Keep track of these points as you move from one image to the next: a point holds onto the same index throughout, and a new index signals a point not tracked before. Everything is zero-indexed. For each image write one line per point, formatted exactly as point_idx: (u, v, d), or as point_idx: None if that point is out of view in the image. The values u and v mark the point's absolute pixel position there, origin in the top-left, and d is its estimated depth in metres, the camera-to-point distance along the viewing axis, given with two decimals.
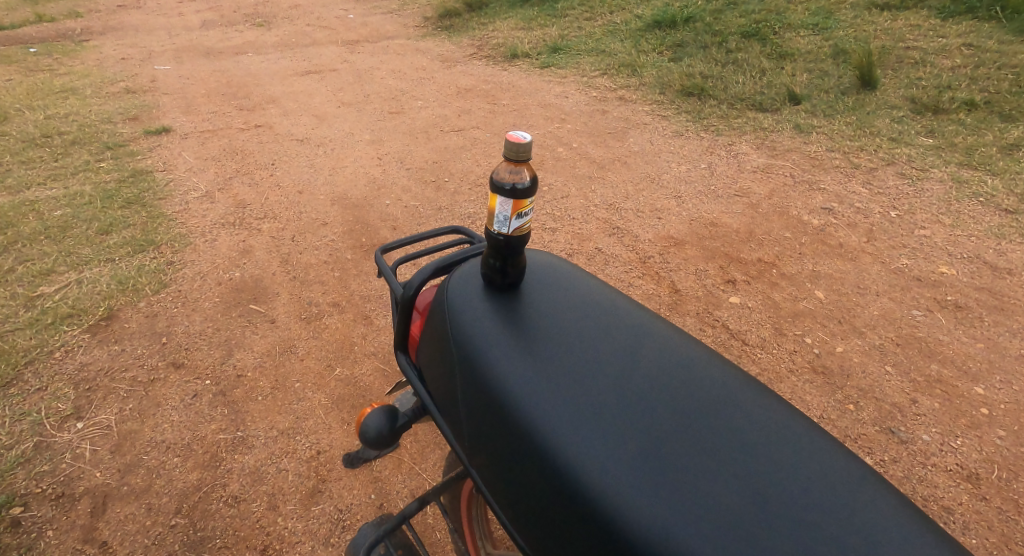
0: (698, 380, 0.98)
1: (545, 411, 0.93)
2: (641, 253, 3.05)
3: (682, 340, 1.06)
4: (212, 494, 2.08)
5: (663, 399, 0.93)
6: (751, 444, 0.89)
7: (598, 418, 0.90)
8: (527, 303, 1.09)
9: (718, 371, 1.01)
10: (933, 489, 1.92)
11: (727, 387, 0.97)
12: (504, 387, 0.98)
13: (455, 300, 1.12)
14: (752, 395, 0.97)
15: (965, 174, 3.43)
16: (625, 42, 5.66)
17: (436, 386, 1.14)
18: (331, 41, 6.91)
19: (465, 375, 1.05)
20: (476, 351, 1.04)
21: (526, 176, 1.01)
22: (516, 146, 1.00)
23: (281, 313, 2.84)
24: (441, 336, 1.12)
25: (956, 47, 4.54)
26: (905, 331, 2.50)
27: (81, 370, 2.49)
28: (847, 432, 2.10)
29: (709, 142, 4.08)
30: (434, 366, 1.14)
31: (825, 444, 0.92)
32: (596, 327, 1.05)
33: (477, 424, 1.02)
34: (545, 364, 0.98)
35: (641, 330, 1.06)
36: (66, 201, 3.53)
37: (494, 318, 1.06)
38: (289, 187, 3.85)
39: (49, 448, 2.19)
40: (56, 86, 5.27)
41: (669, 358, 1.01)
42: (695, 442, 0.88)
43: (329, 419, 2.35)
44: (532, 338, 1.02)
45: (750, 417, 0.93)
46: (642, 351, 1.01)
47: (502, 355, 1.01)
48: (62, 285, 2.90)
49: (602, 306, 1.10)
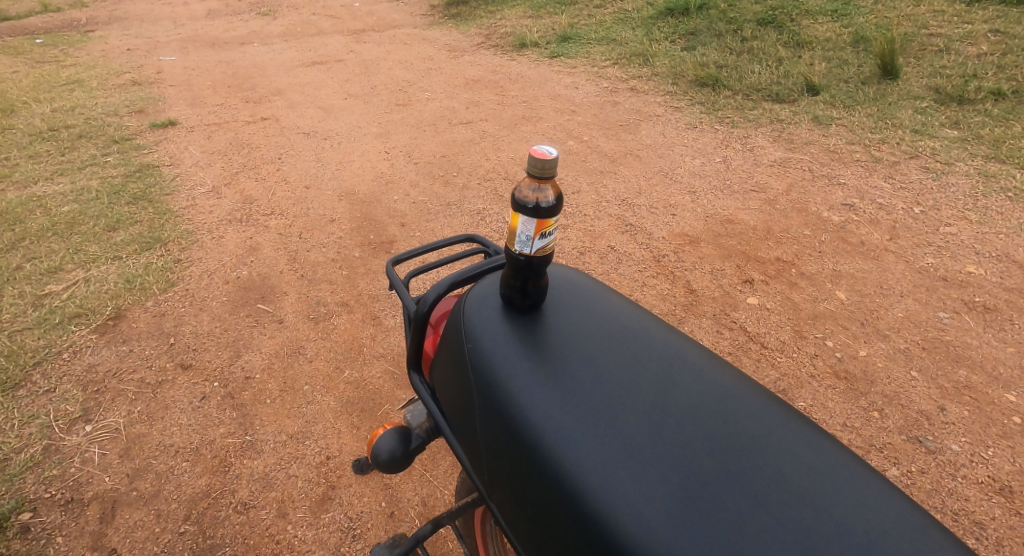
0: (738, 413, 0.91)
1: (572, 446, 0.86)
2: (655, 251, 2.97)
3: (717, 367, 0.99)
4: (220, 500, 2.04)
5: (701, 436, 0.87)
6: (798, 488, 0.82)
7: (628, 456, 0.84)
8: (547, 325, 1.02)
9: (756, 401, 0.94)
10: (964, 503, 1.85)
11: (771, 423, 0.90)
12: (528, 422, 0.91)
13: (473, 322, 1.05)
14: (795, 430, 0.90)
15: (991, 168, 3.33)
16: (636, 31, 5.53)
17: (452, 410, 1.08)
18: (337, 31, 6.81)
19: (485, 407, 0.98)
20: (499, 380, 0.97)
21: (551, 195, 0.92)
22: (541, 162, 0.91)
23: (289, 313, 2.80)
24: (459, 361, 1.05)
25: (982, 33, 4.39)
26: (931, 335, 2.42)
27: (89, 370, 2.46)
28: (872, 442, 2.04)
29: (723, 134, 3.98)
30: (451, 391, 1.08)
31: (878, 487, 0.85)
32: (624, 351, 0.98)
33: (498, 459, 0.96)
34: (570, 391, 0.92)
35: (671, 355, 0.99)
36: (73, 197, 3.49)
37: (515, 343, 0.99)
38: (296, 182, 3.79)
39: (58, 451, 2.16)
40: (62, 78, 5.23)
41: (703, 389, 0.94)
42: (739, 486, 0.81)
43: (339, 423, 2.31)
44: (554, 365, 0.96)
45: (797, 458, 0.86)
46: (674, 381, 0.94)
47: (524, 384, 0.94)
48: (69, 284, 2.86)
49: (628, 328, 1.03)
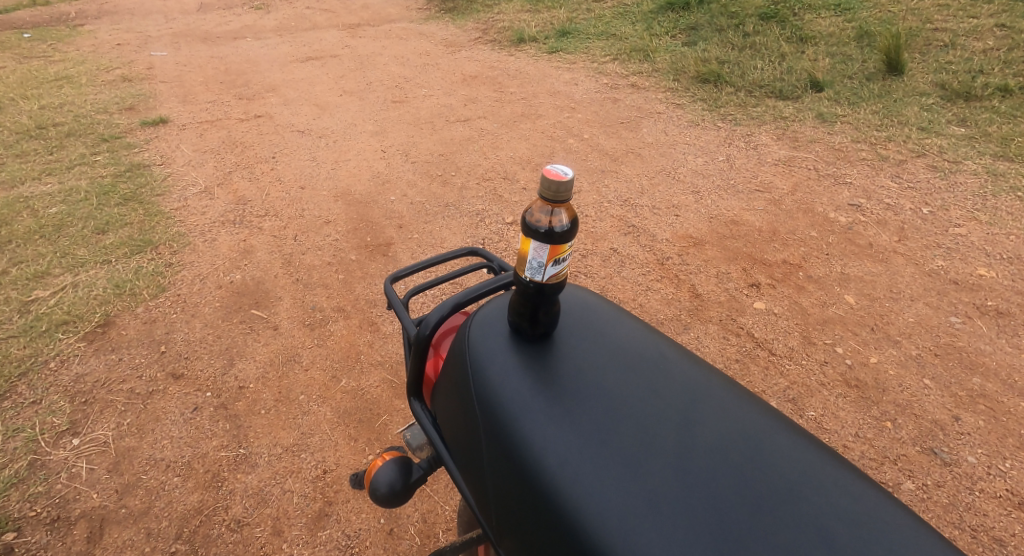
0: (772, 455, 0.83)
1: (592, 495, 0.79)
2: (659, 254, 2.91)
3: (745, 402, 0.92)
4: (213, 517, 1.98)
5: (733, 484, 0.80)
6: (843, 543, 0.75)
7: (654, 508, 0.77)
8: (560, 355, 0.95)
9: (790, 441, 0.87)
10: (982, 518, 1.79)
11: (807, 466, 0.83)
12: (542, 466, 0.84)
13: (479, 351, 0.98)
14: (835, 474, 0.83)
15: (1000, 166, 3.27)
16: (637, 25, 5.44)
17: (457, 445, 1.01)
18: (332, 25, 6.70)
19: (494, 447, 0.91)
20: (509, 417, 0.90)
21: (566, 219, 0.85)
22: (555, 184, 0.84)
23: (284, 319, 2.72)
24: (463, 393, 0.98)
25: (988, 28, 4.32)
26: (943, 340, 2.36)
27: (77, 381, 2.38)
28: (886, 453, 1.98)
29: (726, 132, 3.90)
30: (455, 425, 1.01)
31: (929, 539, 0.78)
32: (645, 385, 0.91)
33: (508, 504, 0.89)
34: (587, 432, 0.85)
35: (696, 388, 0.92)
36: (61, 198, 3.40)
37: (524, 376, 0.92)
38: (290, 182, 3.71)
39: (44, 467, 2.09)
40: (50, 74, 5.11)
41: (731, 427, 0.87)
42: (778, 542, 0.74)
43: (336, 435, 2.24)
44: (569, 401, 0.88)
45: (837, 506, 0.79)
46: (699, 418, 0.87)
47: (537, 423, 0.87)
48: (57, 289, 2.78)
49: (648, 357, 0.96)
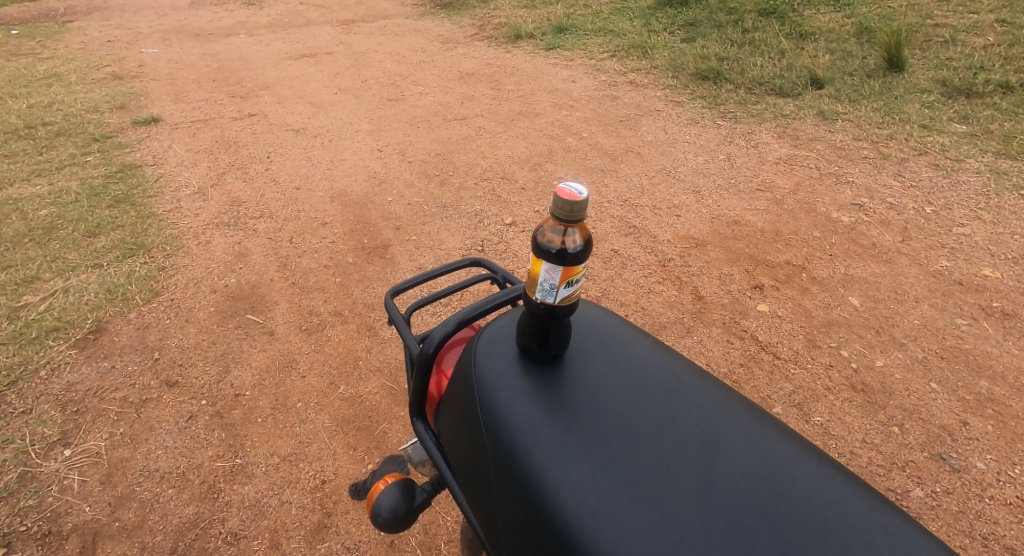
0: (797, 487, 0.82)
1: (611, 533, 0.77)
2: (661, 255, 2.87)
3: (767, 429, 0.89)
4: (209, 530, 1.93)
5: (757, 521, 0.78)
6: None
7: (675, 548, 0.75)
8: (572, 381, 0.93)
9: (816, 471, 0.85)
10: (993, 526, 1.77)
11: (835, 498, 0.81)
12: (559, 502, 0.82)
13: (489, 377, 0.95)
14: (864, 506, 0.81)
15: (1002, 165, 3.24)
16: (635, 21, 5.39)
17: (465, 473, 0.98)
18: (326, 21, 6.62)
19: (505, 480, 0.89)
20: (524, 449, 0.87)
21: (579, 239, 0.81)
22: (569, 203, 0.80)
23: (280, 324, 2.67)
24: (472, 421, 0.95)
25: (989, 23, 4.28)
26: (949, 343, 2.34)
27: (68, 390, 2.32)
28: (894, 459, 1.95)
29: (726, 130, 3.86)
30: (462, 452, 0.98)
31: None
32: (661, 413, 0.89)
33: (521, 540, 0.86)
34: (603, 465, 0.83)
35: (715, 415, 0.90)
36: (51, 200, 3.33)
37: (537, 406, 0.90)
38: (286, 183, 3.65)
39: (34, 479, 2.04)
40: (39, 72, 5.03)
41: (754, 458, 0.84)
42: None
43: (334, 444, 2.20)
44: (584, 432, 0.86)
45: (867, 543, 0.77)
46: (721, 449, 0.85)
47: (553, 456, 0.85)
48: (47, 294, 2.72)
49: (664, 381, 0.94)
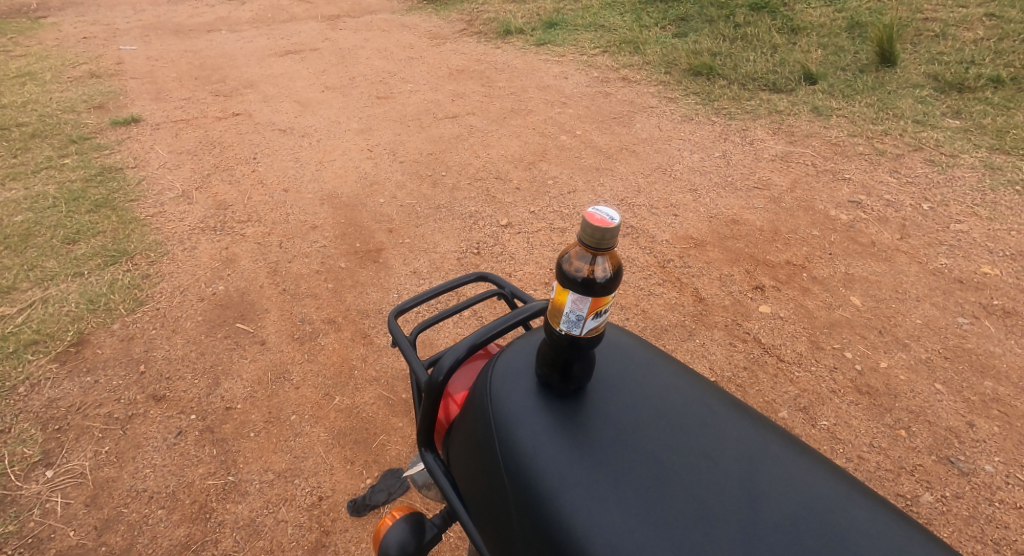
0: (847, 529, 0.78)
1: None
2: (660, 256, 2.82)
3: (806, 462, 0.86)
4: (201, 553, 1.87)
5: None
6: None
7: None
8: (598, 416, 0.88)
9: (862, 510, 0.81)
10: (1004, 530, 1.75)
11: (888, 541, 0.77)
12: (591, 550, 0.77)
13: (508, 412, 0.90)
14: (917, 549, 0.77)
15: (997, 160, 3.23)
16: (625, 16, 5.34)
17: (483, 514, 0.92)
18: (311, 17, 6.49)
19: (530, 525, 0.83)
20: (552, 491, 0.82)
21: (607, 268, 0.77)
22: (599, 230, 0.76)
23: (271, 333, 2.59)
24: (491, 458, 0.90)
25: (978, 17, 4.28)
26: (952, 343, 2.32)
27: (49, 407, 2.23)
28: (902, 464, 1.93)
29: (721, 127, 3.82)
30: (480, 491, 0.93)
31: None
32: (695, 449, 0.85)
33: None
34: (636, 510, 0.78)
35: (752, 451, 0.86)
36: (28, 205, 3.22)
37: (563, 444, 0.85)
38: (273, 185, 3.56)
39: (15, 503, 1.95)
40: (12, 71, 4.87)
41: (798, 498, 0.81)
42: None
43: (330, 458, 2.13)
44: (614, 472, 0.82)
45: None
46: (762, 489, 0.81)
47: (583, 499, 0.80)
48: (25, 305, 2.62)
49: (695, 413, 0.90)
